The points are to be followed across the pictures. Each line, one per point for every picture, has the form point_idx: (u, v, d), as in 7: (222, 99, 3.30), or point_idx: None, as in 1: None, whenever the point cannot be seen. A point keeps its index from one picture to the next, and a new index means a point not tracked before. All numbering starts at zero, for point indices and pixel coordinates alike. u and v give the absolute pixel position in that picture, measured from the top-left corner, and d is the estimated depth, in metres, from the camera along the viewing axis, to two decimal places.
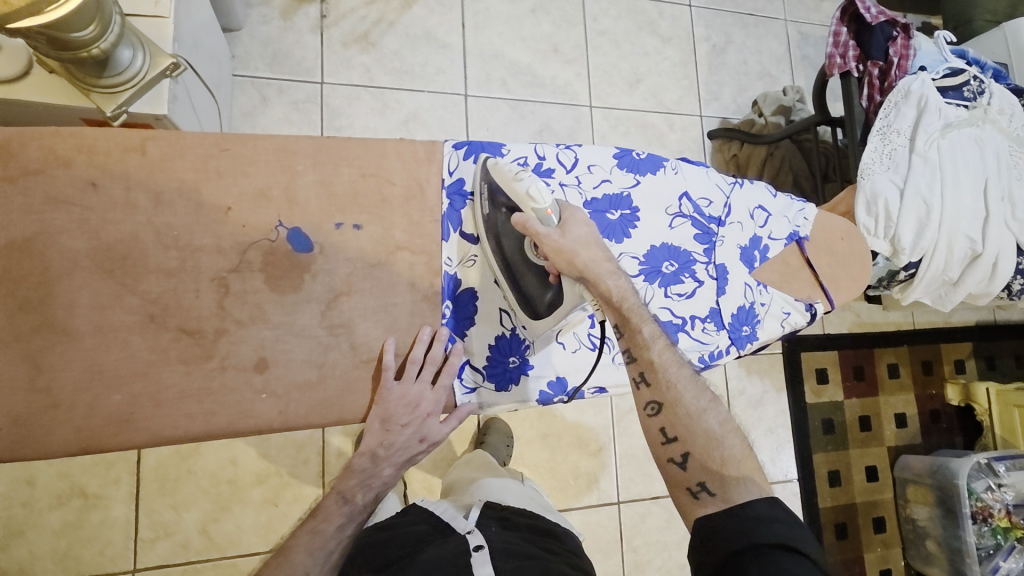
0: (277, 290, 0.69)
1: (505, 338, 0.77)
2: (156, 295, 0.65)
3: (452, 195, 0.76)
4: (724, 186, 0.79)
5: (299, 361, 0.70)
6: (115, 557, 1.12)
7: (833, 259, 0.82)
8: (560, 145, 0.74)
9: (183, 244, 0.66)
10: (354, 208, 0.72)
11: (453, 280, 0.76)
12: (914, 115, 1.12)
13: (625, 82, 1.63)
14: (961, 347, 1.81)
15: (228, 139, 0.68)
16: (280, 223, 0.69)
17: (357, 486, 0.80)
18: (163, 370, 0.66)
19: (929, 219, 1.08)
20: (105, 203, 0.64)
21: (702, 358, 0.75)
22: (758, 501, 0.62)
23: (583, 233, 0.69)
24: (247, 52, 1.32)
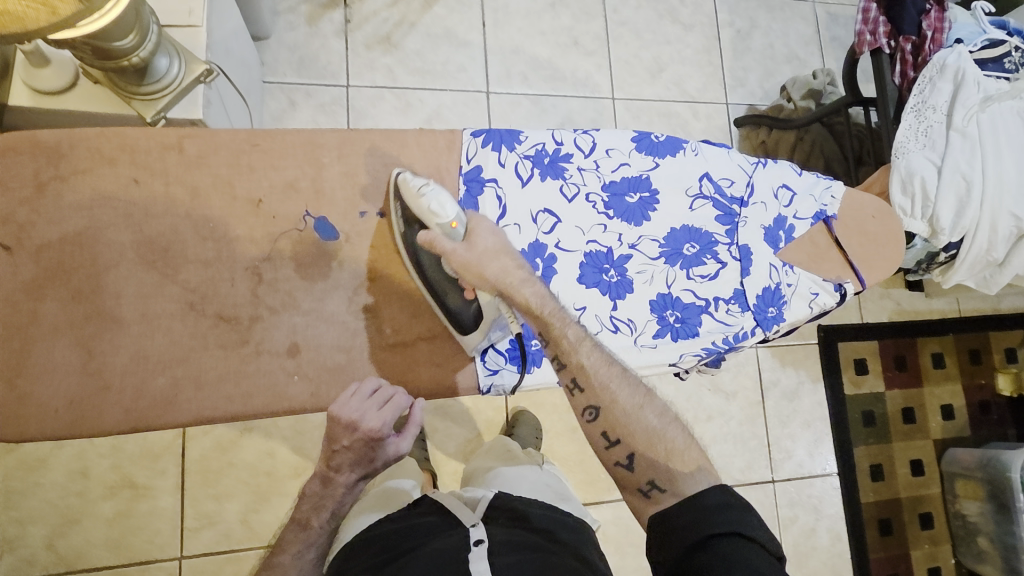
0: (307, 278, 0.72)
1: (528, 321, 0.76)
2: (195, 283, 0.69)
3: (469, 181, 0.74)
4: (746, 166, 0.78)
5: (329, 346, 0.72)
6: (163, 545, 1.18)
7: (865, 237, 0.79)
8: (577, 130, 0.75)
9: (220, 236, 0.70)
10: (378, 197, 0.74)
11: None
12: (950, 90, 1.07)
13: (647, 72, 1.62)
14: (1011, 335, 1.73)
15: (258, 135, 0.71)
16: (308, 213, 0.72)
17: (310, 510, 0.83)
18: (203, 355, 0.69)
19: (970, 197, 1.04)
20: (148, 198, 0.68)
21: (726, 340, 0.74)
22: (709, 491, 0.62)
23: (493, 243, 0.69)
24: (276, 59, 1.37)
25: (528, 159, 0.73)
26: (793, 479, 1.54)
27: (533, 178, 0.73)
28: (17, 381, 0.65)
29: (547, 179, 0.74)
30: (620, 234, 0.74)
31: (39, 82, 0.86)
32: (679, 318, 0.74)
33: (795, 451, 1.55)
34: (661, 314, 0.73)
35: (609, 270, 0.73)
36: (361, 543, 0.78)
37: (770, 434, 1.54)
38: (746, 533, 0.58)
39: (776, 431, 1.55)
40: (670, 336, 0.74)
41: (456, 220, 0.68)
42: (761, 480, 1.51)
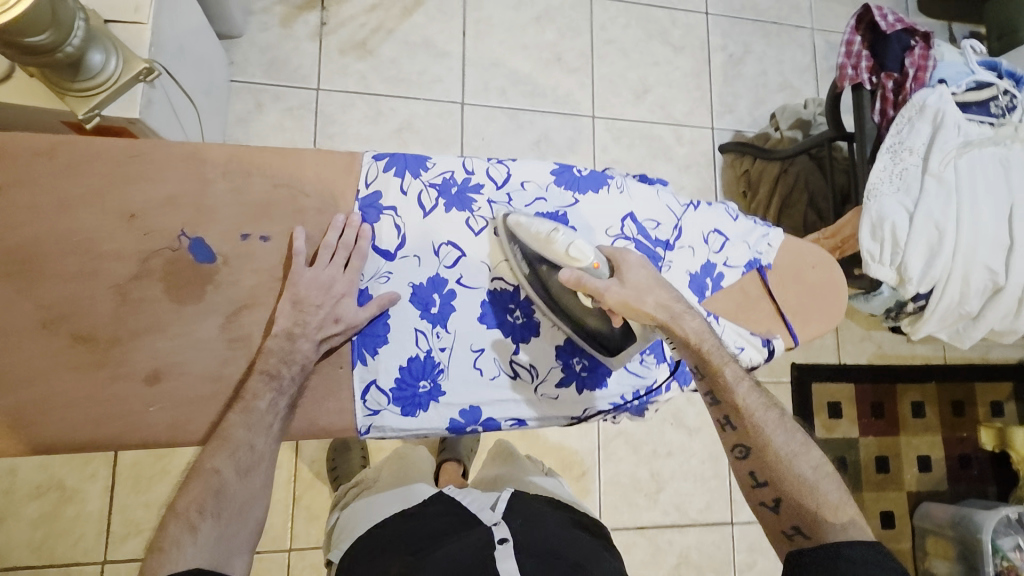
0: (176, 300, 0.68)
1: (419, 360, 0.72)
2: (53, 300, 0.65)
3: (366, 206, 0.72)
4: (676, 207, 0.74)
5: (203, 373, 0.68)
6: (87, 549, 1.14)
7: (801, 289, 0.75)
8: (491, 160, 0.75)
9: (86, 251, 0.66)
10: (265, 219, 0.71)
11: (365, 294, 0.72)
12: (928, 132, 1.02)
13: (632, 92, 1.57)
14: (998, 388, 1.65)
15: (139, 146, 0.68)
16: (185, 233, 0.68)
17: (278, 363, 0.67)
18: (52, 377, 0.65)
19: (941, 247, 0.98)
20: (11, 206, 0.65)
21: (637, 394, 0.78)
22: (850, 542, 0.62)
23: (644, 277, 0.68)
24: (246, 58, 1.35)
25: (434, 187, 0.73)
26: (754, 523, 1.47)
27: (437, 208, 0.73)
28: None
29: (452, 210, 0.74)
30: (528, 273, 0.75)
31: None
32: (586, 367, 0.77)
33: None
34: (568, 361, 0.76)
35: (515, 310, 0.75)
36: (379, 544, 0.81)
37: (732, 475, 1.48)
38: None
39: None
40: (575, 386, 0.76)
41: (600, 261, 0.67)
42: (720, 522, 1.45)
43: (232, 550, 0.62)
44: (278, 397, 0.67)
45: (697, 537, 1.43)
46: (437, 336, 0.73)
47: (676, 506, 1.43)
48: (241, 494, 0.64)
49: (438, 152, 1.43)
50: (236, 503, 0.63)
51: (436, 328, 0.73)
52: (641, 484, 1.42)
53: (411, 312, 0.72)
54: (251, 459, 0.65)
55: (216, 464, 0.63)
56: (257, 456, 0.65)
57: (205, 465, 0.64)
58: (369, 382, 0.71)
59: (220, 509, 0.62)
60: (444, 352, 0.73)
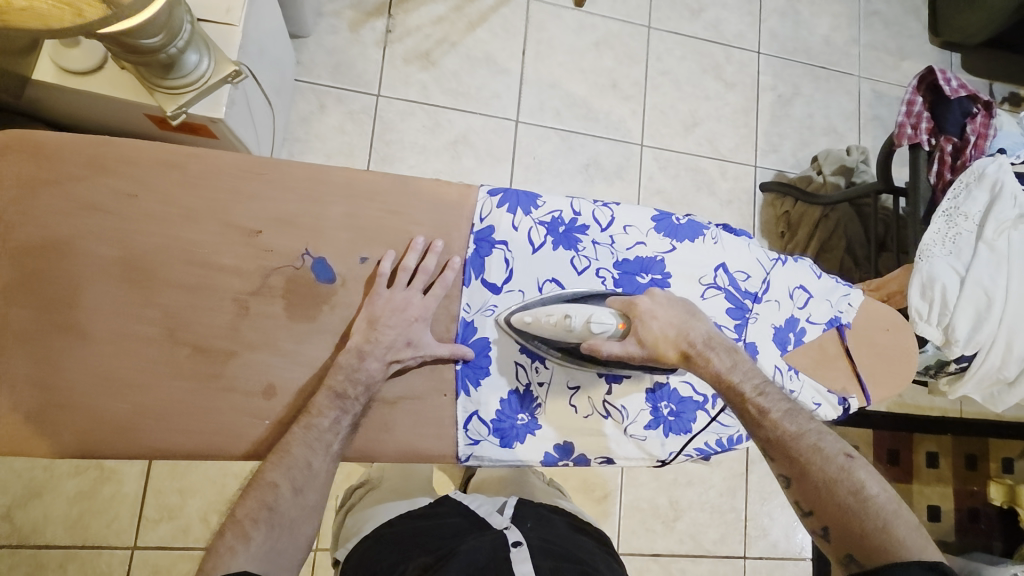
0: (292, 318, 0.70)
1: (518, 394, 0.75)
2: (174, 309, 0.68)
3: (478, 240, 0.74)
4: (766, 261, 0.76)
5: (299, 388, 0.70)
6: (119, 531, 1.14)
7: (875, 352, 0.77)
8: (597, 203, 0.75)
9: (206, 262, 0.68)
10: (379, 243, 0.72)
11: (469, 327, 0.74)
12: (986, 201, 1.05)
13: (682, 124, 1.60)
14: (1010, 446, 1.69)
15: (265, 164, 0.70)
16: (308, 251, 0.70)
17: (345, 381, 0.68)
18: (171, 384, 0.67)
19: (989, 312, 1.00)
20: (139, 213, 0.67)
21: (719, 441, 0.81)
22: (913, 564, 0.54)
23: (668, 319, 0.69)
24: (312, 59, 1.37)
25: (542, 225, 0.74)
26: (765, 558, 1.49)
27: (544, 245, 0.75)
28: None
29: (559, 248, 0.75)
30: None
31: (69, 61, 0.85)
32: (673, 412, 0.78)
33: (771, 530, 1.51)
34: (656, 405, 0.78)
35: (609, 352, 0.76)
36: (393, 541, 0.85)
37: (748, 509, 1.50)
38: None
39: (756, 508, 1.50)
40: (662, 429, 0.78)
41: (622, 322, 0.68)
42: (733, 555, 1.47)
43: (278, 561, 0.61)
44: (342, 417, 0.68)
45: (711, 568, 1.45)
46: (535, 369, 0.75)
47: (692, 535, 1.45)
48: (292, 511, 0.63)
49: (489, 167, 1.44)
50: (286, 519, 0.62)
51: (534, 363, 0.75)
52: (660, 510, 1.44)
53: (510, 345, 0.74)
54: (306, 476, 0.65)
55: (273, 478, 0.63)
56: (312, 473, 0.65)
57: (264, 477, 0.64)
58: (472, 413, 0.74)
59: (273, 521, 0.62)
60: (542, 387, 0.75)
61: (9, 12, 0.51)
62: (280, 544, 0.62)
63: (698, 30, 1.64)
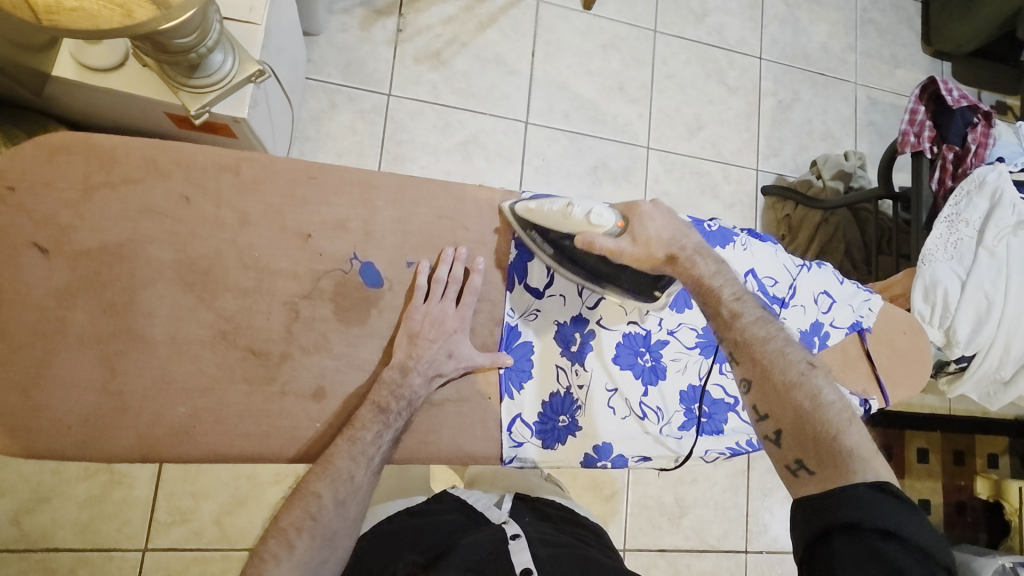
0: (344, 321, 0.71)
1: (559, 396, 0.76)
2: (230, 312, 0.68)
3: (521, 246, 0.78)
4: (792, 267, 0.76)
5: (349, 391, 0.71)
6: (130, 535, 1.13)
7: (893, 354, 0.78)
8: None
9: (262, 266, 0.69)
10: (426, 248, 0.74)
11: (513, 330, 0.76)
12: (986, 207, 1.09)
13: (686, 128, 1.62)
14: (994, 441, 1.76)
15: (316, 168, 0.72)
16: (356, 255, 0.72)
17: (387, 395, 0.68)
18: (227, 388, 0.68)
19: (988, 315, 1.05)
20: (196, 217, 0.68)
21: (749, 441, 0.82)
22: (861, 484, 0.57)
23: (660, 226, 0.71)
24: (323, 57, 1.36)
25: None
26: (767, 553, 1.53)
27: None
28: (32, 391, 0.63)
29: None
30: (661, 319, 0.79)
31: (90, 58, 0.83)
32: (706, 413, 0.80)
33: (772, 525, 1.54)
34: (689, 405, 0.79)
35: (645, 353, 0.79)
36: (395, 536, 0.85)
37: (750, 505, 1.54)
38: (898, 534, 0.54)
39: (757, 504, 1.54)
40: (695, 429, 0.79)
41: (621, 221, 0.69)
42: (735, 550, 1.51)
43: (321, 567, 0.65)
44: (383, 431, 0.67)
45: (714, 563, 1.49)
46: (575, 372, 0.76)
47: (697, 532, 1.48)
48: (334, 522, 0.66)
49: (500, 167, 1.45)
50: (330, 529, 0.65)
51: (575, 366, 0.77)
52: (666, 507, 1.47)
53: (554, 348, 0.77)
54: (349, 489, 0.66)
55: (317, 489, 0.65)
56: (354, 486, 0.67)
57: (309, 486, 0.66)
58: (515, 416, 0.75)
59: (316, 530, 0.65)
60: (582, 389, 0.76)
61: (58, 12, 0.49)
62: (320, 554, 0.65)
63: (701, 35, 1.66)
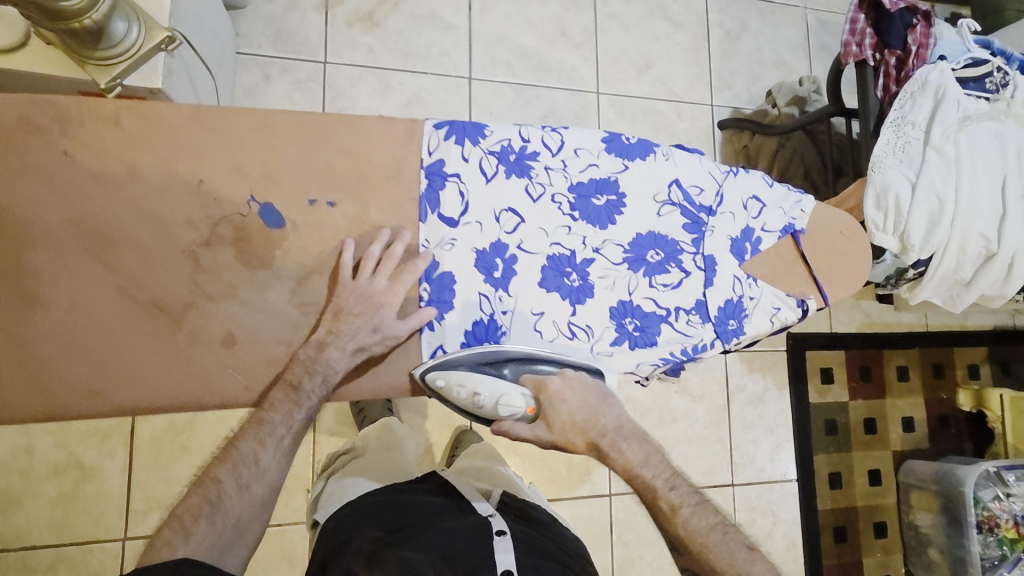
0: (248, 266, 0.63)
1: (483, 323, 0.62)
2: (128, 267, 0.61)
3: (430, 174, 0.63)
4: (717, 174, 0.71)
5: (265, 342, 0.63)
6: (109, 526, 1.14)
7: (830, 253, 0.74)
8: (545, 125, 0.65)
9: (155, 217, 0.61)
10: (331, 184, 0.64)
11: (432, 261, 0.62)
12: (930, 107, 1.07)
13: (634, 68, 1.60)
14: (974, 352, 1.77)
15: (208, 113, 0.62)
16: (254, 198, 0.63)
17: (301, 371, 0.60)
18: (137, 344, 0.62)
19: (941, 215, 1.03)
20: (72, 170, 0.60)
21: (685, 351, 0.68)
22: None
23: (576, 403, 0.62)
24: (251, 29, 1.32)
25: (493, 154, 0.64)
26: (753, 483, 1.55)
27: (498, 175, 0.63)
28: None
29: (511, 177, 0.64)
30: (585, 237, 0.65)
31: None
32: (638, 327, 0.66)
33: (756, 456, 1.56)
34: (621, 321, 0.66)
35: (571, 274, 0.65)
36: (380, 510, 0.88)
37: (732, 438, 1.55)
38: None
39: (739, 436, 1.56)
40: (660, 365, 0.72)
41: (530, 408, 0.61)
42: (721, 483, 1.53)
43: (223, 559, 0.64)
44: (293, 410, 0.61)
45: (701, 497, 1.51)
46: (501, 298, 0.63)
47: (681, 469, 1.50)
48: (238, 507, 0.66)
49: None
50: (231, 515, 0.65)
51: (498, 293, 0.63)
52: None
53: (474, 277, 0.62)
54: (254, 474, 0.67)
55: (217, 474, 0.66)
56: (260, 470, 0.67)
57: (210, 474, 0.66)
58: (436, 347, 0.63)
59: (216, 517, 0.64)
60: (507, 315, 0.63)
61: None
62: (225, 538, 0.64)
63: None
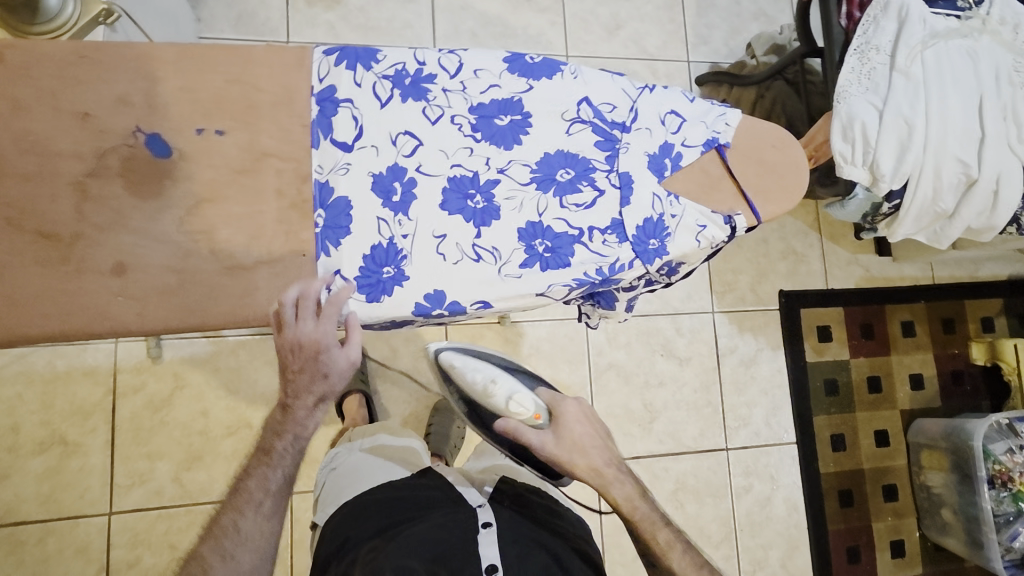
0: (137, 196, 0.61)
1: (382, 248, 0.65)
2: (13, 197, 0.59)
3: (321, 101, 0.66)
4: (631, 90, 0.72)
5: (153, 266, 0.61)
6: (94, 501, 1.16)
7: (763, 166, 0.73)
8: (443, 50, 0.69)
9: (41, 148, 0.60)
10: (218, 113, 0.64)
11: (325, 188, 0.65)
12: (894, 29, 1.01)
13: (604, 29, 1.56)
14: (988, 304, 1.66)
15: (86, 46, 0.62)
16: (139, 129, 0.62)
17: (270, 436, 0.69)
18: (18, 271, 0.59)
19: (911, 141, 0.97)
20: None
21: (600, 271, 0.68)
22: None
23: (577, 431, 0.82)
24: (213, 14, 1.35)
25: (387, 79, 0.67)
26: (749, 447, 1.49)
27: (392, 99, 0.67)
28: None
29: (408, 100, 0.67)
30: (488, 158, 0.68)
31: None
32: (549, 248, 0.67)
33: (751, 419, 1.50)
34: (530, 242, 0.67)
35: (475, 196, 0.67)
36: (377, 504, 0.85)
37: (724, 401, 1.50)
38: None
39: (732, 399, 1.50)
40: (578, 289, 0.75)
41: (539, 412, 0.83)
42: (715, 448, 1.47)
43: None
44: (266, 473, 0.69)
45: (693, 463, 1.45)
46: (399, 223, 0.66)
47: (671, 434, 1.45)
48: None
49: None
50: None
51: (397, 217, 0.66)
52: (635, 414, 1.44)
53: (372, 200, 0.65)
54: (235, 543, 0.67)
55: (199, 552, 0.67)
56: (241, 540, 0.67)
57: (195, 557, 0.67)
58: (334, 272, 0.65)
59: None
60: (408, 239, 0.66)
61: None
62: None
63: None
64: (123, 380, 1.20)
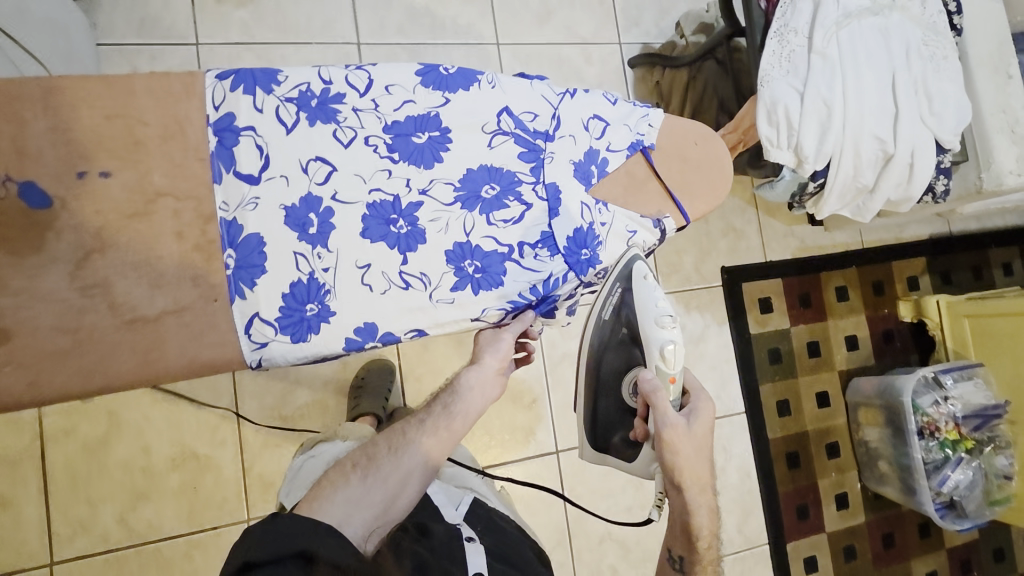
0: (13, 252, 0.55)
1: (303, 284, 0.63)
2: None
3: (220, 131, 0.62)
4: (552, 97, 0.71)
5: (42, 328, 0.56)
6: (31, 554, 1.09)
7: (686, 164, 0.74)
8: (349, 65, 0.65)
9: None
10: (100, 152, 0.58)
11: (233, 227, 0.62)
12: (810, 11, 1.03)
13: (534, 16, 1.53)
14: (913, 264, 1.76)
15: None
16: (7, 177, 0.55)
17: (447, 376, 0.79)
18: None
19: (830, 121, 1.00)
20: None
21: (534, 288, 0.69)
22: None
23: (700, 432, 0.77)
24: (111, 19, 1.24)
25: (291, 102, 0.63)
26: None
27: (299, 123, 0.63)
28: None
29: (317, 123, 0.64)
30: (408, 179, 0.66)
31: None
32: (479, 268, 0.67)
33: None
34: (459, 264, 0.66)
35: (398, 221, 0.65)
36: None
37: None
38: None
39: None
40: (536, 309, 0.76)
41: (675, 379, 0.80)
42: None
43: (366, 508, 0.66)
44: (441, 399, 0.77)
45: None
46: (318, 256, 0.63)
47: None
48: (390, 468, 0.70)
49: None
50: (380, 471, 0.69)
51: (316, 250, 0.63)
52: None
53: (286, 234, 0.63)
54: (401, 440, 0.73)
55: (375, 440, 0.73)
56: (407, 440, 0.72)
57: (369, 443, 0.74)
58: (252, 316, 0.62)
59: (368, 473, 0.69)
60: (329, 273, 0.64)
61: None
62: (378, 486, 0.68)
63: None
64: (50, 425, 1.12)
